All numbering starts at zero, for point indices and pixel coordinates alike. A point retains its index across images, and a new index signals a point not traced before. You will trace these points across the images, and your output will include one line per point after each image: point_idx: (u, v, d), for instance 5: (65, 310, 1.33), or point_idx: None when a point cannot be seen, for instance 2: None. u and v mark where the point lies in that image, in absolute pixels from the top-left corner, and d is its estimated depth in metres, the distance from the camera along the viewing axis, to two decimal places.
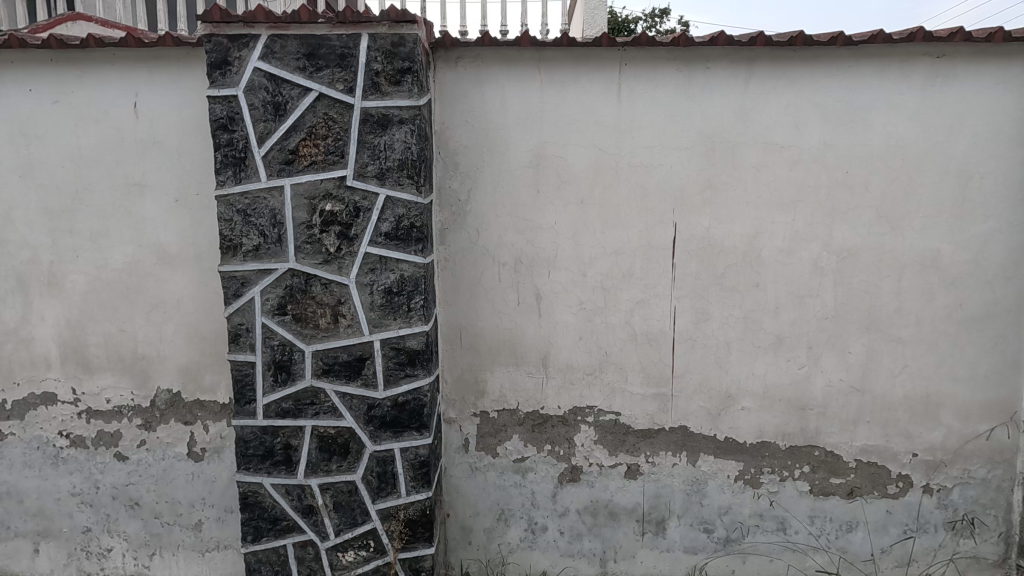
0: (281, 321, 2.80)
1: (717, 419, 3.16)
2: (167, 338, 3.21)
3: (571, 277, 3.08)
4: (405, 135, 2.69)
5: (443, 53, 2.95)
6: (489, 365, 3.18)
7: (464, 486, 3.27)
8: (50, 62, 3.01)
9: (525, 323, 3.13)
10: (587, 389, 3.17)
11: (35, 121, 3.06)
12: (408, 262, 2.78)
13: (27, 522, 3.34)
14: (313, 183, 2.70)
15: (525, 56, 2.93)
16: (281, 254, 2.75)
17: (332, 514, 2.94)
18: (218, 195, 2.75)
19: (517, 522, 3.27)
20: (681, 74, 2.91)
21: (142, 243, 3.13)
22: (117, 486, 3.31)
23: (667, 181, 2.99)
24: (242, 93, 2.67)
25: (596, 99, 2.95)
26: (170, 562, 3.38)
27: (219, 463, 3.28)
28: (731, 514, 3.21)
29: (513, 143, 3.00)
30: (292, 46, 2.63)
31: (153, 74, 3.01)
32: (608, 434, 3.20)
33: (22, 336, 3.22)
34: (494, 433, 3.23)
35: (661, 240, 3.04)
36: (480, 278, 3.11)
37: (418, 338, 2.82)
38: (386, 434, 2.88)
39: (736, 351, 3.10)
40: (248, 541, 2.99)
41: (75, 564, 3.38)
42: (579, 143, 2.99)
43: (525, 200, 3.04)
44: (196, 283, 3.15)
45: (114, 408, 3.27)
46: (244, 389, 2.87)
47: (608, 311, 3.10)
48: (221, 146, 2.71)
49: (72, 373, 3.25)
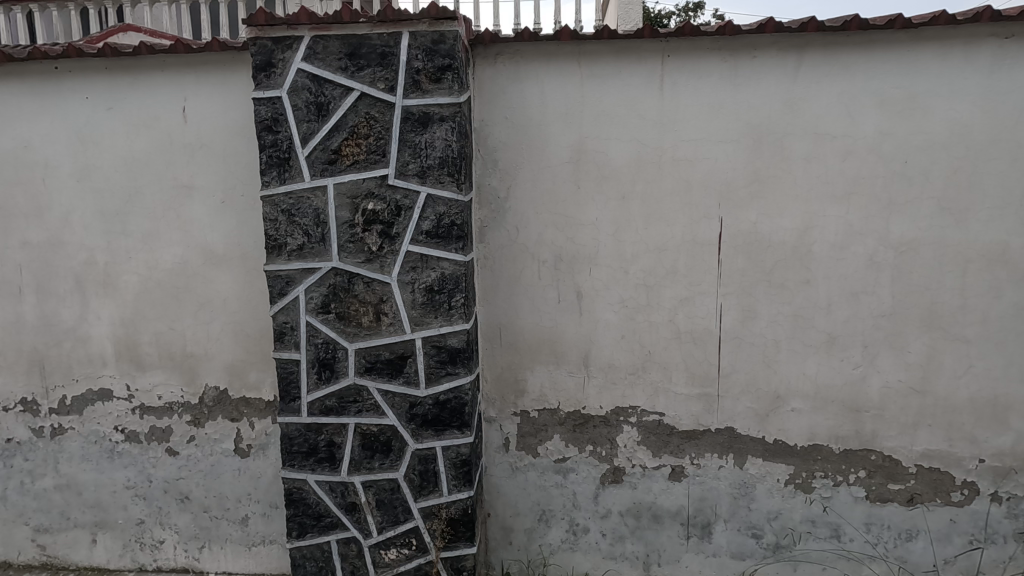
0: (325, 320, 2.83)
1: (765, 421, 3.05)
2: (214, 337, 3.28)
3: (613, 274, 3.02)
4: (445, 133, 2.68)
5: (482, 50, 2.93)
6: (529, 364, 3.15)
7: (505, 486, 3.24)
8: (104, 70, 3.12)
9: (566, 321, 3.09)
10: (629, 389, 3.11)
11: (90, 127, 3.17)
12: (449, 260, 2.78)
13: (86, 514, 3.47)
14: (355, 182, 2.72)
15: (564, 50, 2.89)
16: (325, 253, 2.78)
17: (374, 511, 2.96)
18: (263, 195, 2.79)
19: (559, 523, 3.23)
20: (727, 64, 2.82)
21: (191, 244, 3.21)
22: (169, 480, 3.41)
23: (712, 175, 2.90)
24: (286, 94, 2.70)
25: (638, 92, 2.88)
26: (218, 555, 3.46)
27: (265, 459, 3.35)
28: (781, 519, 3.09)
29: (553, 138, 2.96)
30: (334, 46, 2.65)
31: (200, 79, 3.08)
32: (651, 434, 3.12)
33: (80, 334, 3.35)
34: (535, 432, 3.19)
35: (706, 235, 2.95)
36: (520, 275, 3.08)
37: (459, 337, 2.81)
38: (428, 433, 2.88)
39: (786, 351, 2.99)
40: (293, 536, 3.03)
41: (130, 554, 3.50)
42: (620, 138, 2.92)
43: (565, 196, 2.99)
44: (242, 282, 3.21)
45: (165, 405, 3.36)
46: (288, 386, 2.91)
47: (652, 308, 3.03)
48: (266, 147, 2.76)
49: (126, 370, 3.36)
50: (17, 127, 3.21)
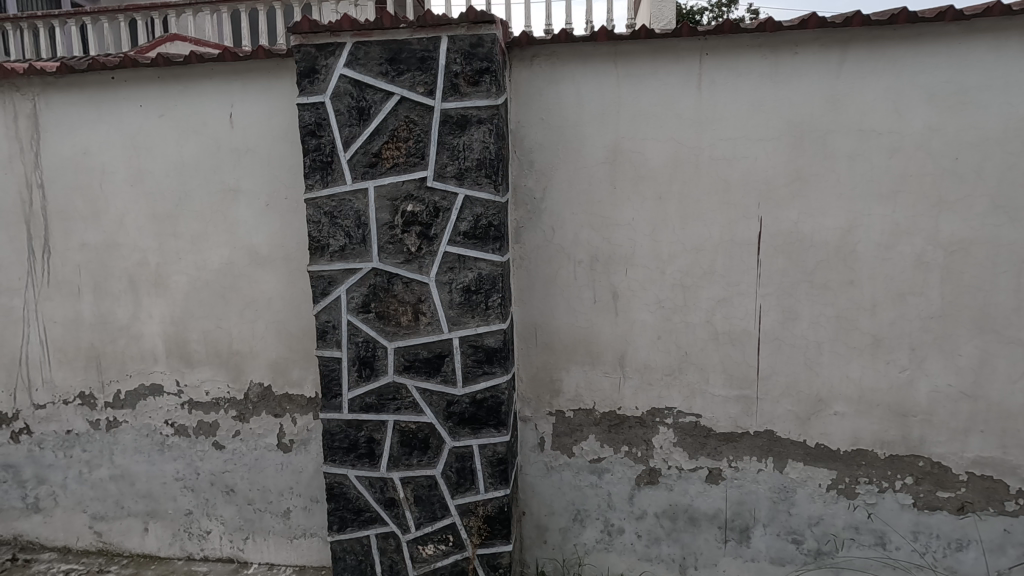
0: (366, 319, 2.90)
1: (807, 424, 2.99)
2: (259, 335, 3.40)
3: (649, 274, 3.01)
4: (483, 135, 2.72)
5: (518, 52, 2.95)
6: (565, 364, 3.16)
7: (540, 485, 3.26)
8: (157, 79, 3.26)
9: (602, 322, 3.09)
10: (665, 390, 3.09)
11: (144, 134, 3.32)
12: (486, 261, 2.81)
13: (138, 503, 3.63)
14: (395, 184, 2.78)
15: (601, 51, 2.89)
16: (366, 254, 2.85)
17: (412, 507, 3.01)
18: (307, 198, 2.87)
19: (594, 523, 3.23)
20: (767, 61, 2.78)
21: (237, 245, 3.33)
22: (215, 472, 3.54)
23: (751, 174, 2.86)
24: (329, 100, 2.78)
25: (675, 91, 2.86)
26: (261, 546, 3.57)
27: (306, 454, 3.45)
28: (823, 525, 3.02)
29: (589, 139, 2.97)
30: (375, 52, 2.71)
31: (246, 86, 3.19)
32: (687, 436, 3.10)
33: (133, 332, 3.51)
34: (570, 432, 3.20)
35: (745, 236, 2.91)
36: (556, 276, 3.10)
37: (496, 336, 2.85)
38: (465, 431, 2.93)
39: (828, 353, 2.93)
40: (334, 530, 3.10)
41: (179, 543, 3.64)
42: (657, 138, 2.91)
43: (601, 197, 3.00)
44: (285, 282, 3.32)
45: (212, 400, 3.50)
46: (330, 383, 2.99)
47: (688, 309, 3.01)
48: (309, 152, 2.84)
49: (176, 367, 3.50)
50: (76, 135, 3.39)
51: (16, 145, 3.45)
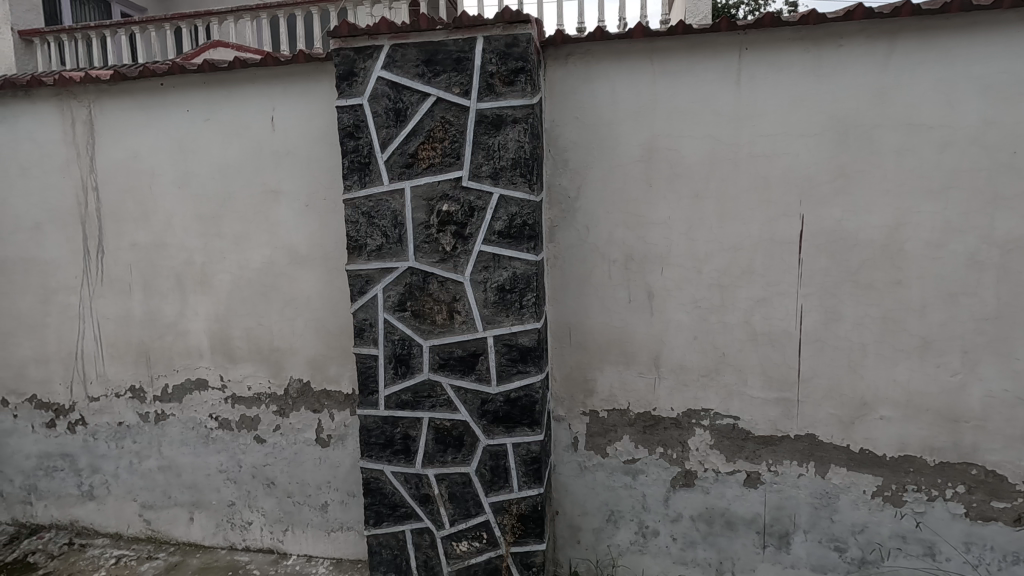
0: (402, 317, 2.94)
1: (850, 428, 2.90)
2: (298, 332, 3.49)
3: (685, 273, 2.97)
4: (518, 134, 2.73)
5: (553, 51, 2.95)
6: (598, 363, 3.14)
7: (573, 484, 3.25)
8: (203, 85, 3.38)
9: (637, 321, 3.06)
10: (702, 391, 3.04)
11: (190, 138, 3.45)
12: (521, 260, 2.82)
13: (184, 493, 3.78)
14: (431, 184, 2.82)
15: (636, 48, 2.86)
16: (402, 253, 2.89)
17: (447, 504, 3.05)
18: (345, 198, 2.93)
19: (628, 525, 3.20)
20: (809, 54, 2.70)
21: (277, 245, 3.42)
22: (257, 465, 3.65)
23: (792, 171, 2.79)
24: (366, 102, 2.83)
25: (712, 87, 2.81)
26: (300, 538, 3.67)
27: (343, 449, 3.52)
28: (868, 533, 2.93)
29: (624, 137, 2.94)
30: (411, 53, 2.75)
31: (287, 89, 3.28)
32: (725, 439, 3.04)
33: (180, 329, 3.65)
34: (604, 432, 3.18)
35: (785, 234, 2.84)
36: (590, 275, 3.08)
37: (530, 335, 2.85)
38: (499, 429, 2.94)
39: (873, 355, 2.83)
40: (370, 524, 3.16)
41: (222, 533, 3.77)
42: (694, 135, 2.86)
43: (635, 195, 2.97)
44: (323, 281, 3.40)
45: (254, 395, 3.60)
46: (367, 380, 3.04)
47: (726, 309, 2.95)
48: (348, 153, 2.90)
49: (220, 362, 3.62)
50: (128, 140, 3.54)
51: (73, 150, 3.63)
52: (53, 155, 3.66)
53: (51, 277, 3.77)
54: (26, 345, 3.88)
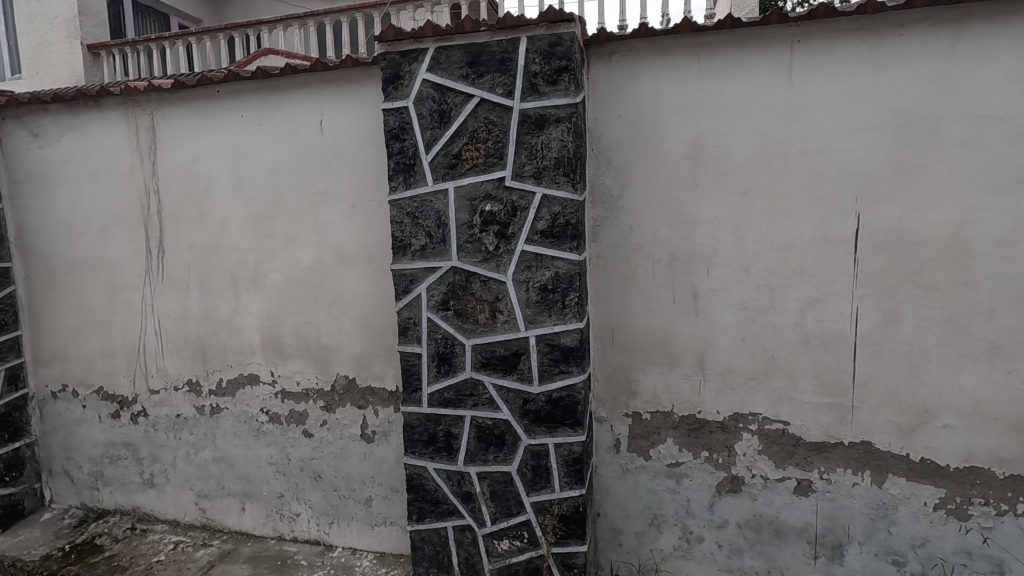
0: (445, 316, 2.98)
1: (909, 437, 2.76)
2: (344, 330, 3.58)
3: (732, 273, 2.89)
4: (562, 134, 2.72)
5: (597, 49, 2.93)
6: (641, 365, 3.10)
7: (615, 487, 3.21)
8: (256, 91, 3.51)
9: (681, 322, 3.00)
10: (749, 395, 2.96)
11: (244, 142, 3.58)
12: (564, 259, 2.81)
13: (237, 484, 3.93)
14: (475, 184, 2.84)
15: (683, 44, 2.81)
16: (445, 253, 2.93)
17: (488, 502, 3.06)
18: (390, 199, 2.99)
19: (671, 530, 3.15)
20: (867, 45, 2.59)
21: (325, 245, 3.52)
22: (304, 459, 3.76)
23: (847, 167, 2.68)
24: (412, 104, 2.88)
25: (762, 82, 2.73)
26: (345, 531, 3.77)
27: (387, 445, 3.60)
28: (929, 548, 2.78)
29: (669, 134, 2.89)
30: (456, 55, 2.78)
31: (335, 93, 3.37)
32: (774, 444, 2.94)
33: (233, 325, 3.80)
34: (646, 434, 3.13)
35: (840, 233, 2.73)
36: (633, 275, 3.04)
37: (572, 335, 2.84)
38: (541, 429, 2.94)
39: (936, 360, 2.69)
40: (413, 520, 3.21)
41: (271, 523, 3.91)
42: (743, 132, 2.79)
43: (681, 193, 2.91)
44: (369, 280, 3.48)
45: (302, 390, 3.72)
46: (410, 378, 3.09)
47: (775, 311, 2.86)
48: (393, 155, 2.95)
49: (270, 358, 3.75)
50: (186, 145, 3.71)
51: (137, 156, 3.83)
52: (119, 161, 3.87)
53: (116, 275, 3.99)
54: (95, 340, 4.12)
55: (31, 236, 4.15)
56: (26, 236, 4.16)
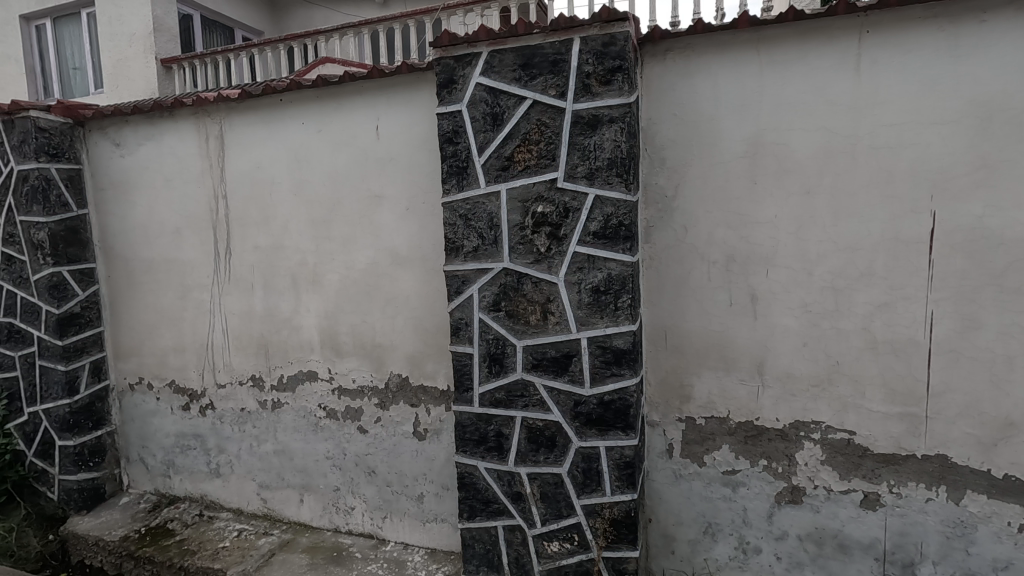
0: (496, 317, 3.00)
1: (991, 451, 2.58)
2: (398, 330, 3.67)
3: (793, 275, 2.78)
4: (615, 134, 2.70)
5: (651, 47, 2.88)
6: (696, 369, 3.02)
7: (668, 492, 3.15)
8: (316, 98, 3.65)
9: (738, 326, 2.91)
10: (811, 402, 2.83)
11: (305, 148, 3.73)
12: (617, 261, 2.78)
13: (296, 476, 4.09)
14: (527, 186, 2.85)
15: (741, 38, 2.73)
16: (497, 254, 2.95)
17: (538, 503, 3.07)
18: (444, 202, 3.04)
19: (726, 539, 3.06)
20: (944, 34, 2.45)
21: (380, 247, 3.62)
22: (359, 454, 3.88)
23: (921, 163, 2.53)
24: (465, 108, 2.92)
25: (827, 75, 2.62)
26: (397, 526, 3.86)
27: (439, 443, 3.66)
28: (1013, 571, 2.59)
29: (726, 132, 2.81)
30: (508, 58, 2.81)
31: (390, 98, 3.47)
32: (838, 455, 2.81)
33: (294, 324, 3.96)
34: (701, 440, 3.06)
35: (913, 233, 2.57)
36: (687, 277, 2.98)
37: (625, 338, 2.81)
38: (592, 432, 2.92)
39: (1021, 369, 2.50)
40: (464, 518, 3.25)
41: (328, 516, 4.05)
42: (806, 128, 2.68)
43: (739, 192, 2.82)
44: (422, 281, 3.55)
45: (358, 388, 3.83)
46: (462, 378, 3.13)
47: (840, 315, 2.73)
48: (446, 158, 3.00)
49: (328, 356, 3.89)
50: (251, 152, 3.90)
51: (207, 163, 4.06)
52: (190, 167, 4.11)
53: (188, 275, 4.24)
54: (168, 336, 4.39)
55: (112, 239, 4.46)
56: (109, 238, 4.48)
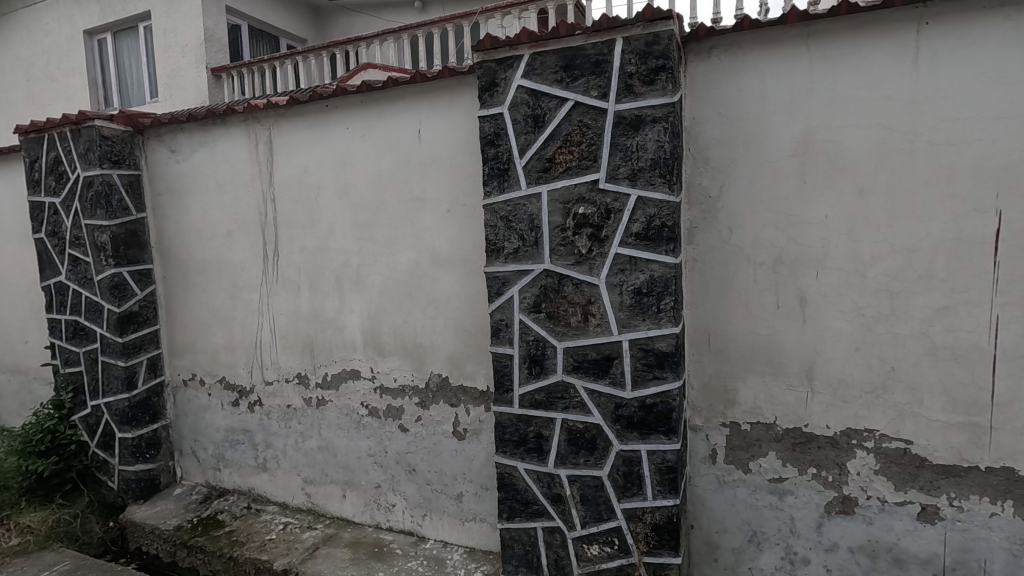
0: (537, 319, 3.00)
1: None
2: (439, 330, 3.72)
3: (846, 278, 2.68)
4: (658, 134, 2.67)
5: (695, 45, 2.84)
6: (741, 373, 2.95)
7: (711, 499, 3.08)
8: (361, 103, 3.74)
9: (786, 330, 2.83)
10: (864, 410, 2.73)
11: (349, 152, 3.83)
12: (659, 262, 2.75)
13: (339, 472, 4.20)
14: (568, 187, 2.85)
15: (791, 34, 2.66)
16: (538, 256, 2.96)
17: (578, 506, 3.05)
18: (485, 204, 3.06)
19: (773, 549, 2.97)
20: (1010, 24, 2.34)
21: (422, 248, 3.68)
22: (400, 452, 3.94)
23: (986, 160, 2.41)
24: (506, 110, 2.94)
25: (883, 70, 2.52)
26: (437, 524, 3.91)
27: (478, 443, 3.69)
28: None
29: (774, 131, 2.74)
30: (550, 60, 2.81)
31: (433, 102, 3.52)
32: (894, 465, 2.69)
33: (338, 324, 4.06)
34: (746, 446, 2.98)
35: (977, 233, 2.45)
36: (732, 279, 2.91)
37: (667, 340, 2.77)
38: (634, 435, 2.89)
39: None
40: (504, 518, 3.27)
41: (370, 512, 4.13)
42: (859, 125, 2.58)
43: (788, 192, 2.74)
44: (463, 282, 3.59)
45: (399, 387, 3.90)
46: (502, 379, 3.15)
47: (896, 319, 2.62)
48: (488, 160, 3.02)
49: (371, 355, 3.98)
50: (299, 156, 4.03)
51: (256, 168, 4.21)
52: (241, 172, 4.27)
53: (238, 276, 4.41)
54: (219, 334, 4.57)
55: (168, 241, 4.68)
56: (165, 241, 4.69)
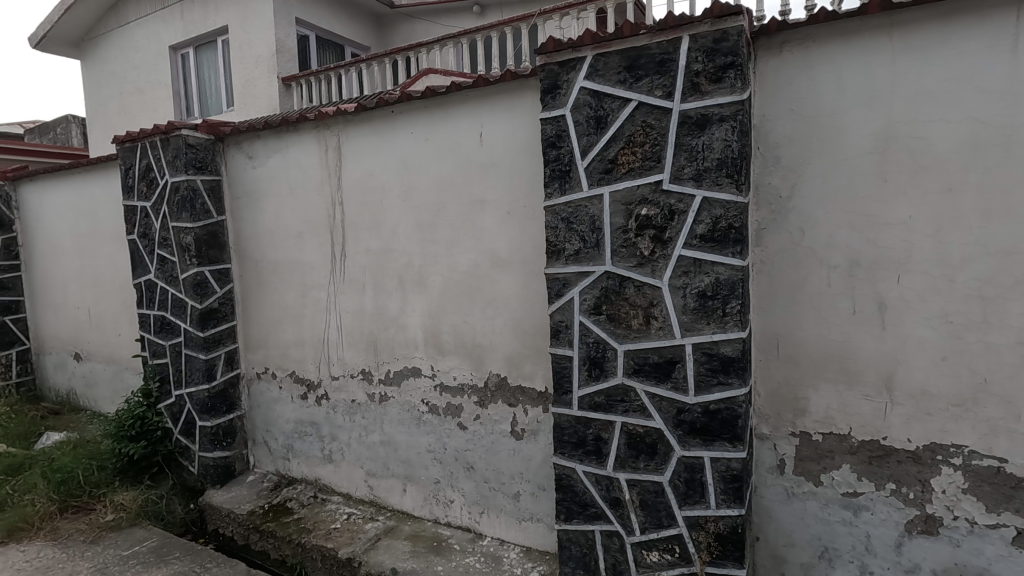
0: (597, 321, 2.99)
1: None
2: (498, 330, 3.76)
3: (931, 282, 2.52)
4: (725, 133, 2.60)
5: (765, 40, 2.74)
6: (812, 381, 2.83)
7: (778, 511, 2.97)
8: (425, 108, 3.84)
9: (862, 337, 2.69)
10: (952, 424, 2.55)
11: (413, 155, 3.94)
12: (725, 265, 2.68)
13: (400, 467, 4.32)
14: (630, 189, 2.82)
15: (871, 25, 2.52)
16: (599, 257, 2.94)
17: (638, 510, 3.01)
18: (546, 205, 3.08)
19: (846, 566, 2.83)
20: None
21: (482, 250, 3.73)
22: (459, 450, 4.02)
23: None
24: (568, 112, 2.94)
25: (976, 59, 2.35)
26: (494, 522, 3.96)
27: (536, 444, 3.71)
28: None
29: (851, 127, 2.61)
30: (613, 61, 2.80)
31: (494, 105, 3.57)
32: (985, 484, 2.50)
33: (400, 322, 4.19)
34: (817, 457, 2.85)
35: None
36: (803, 282, 2.79)
37: (733, 345, 2.69)
38: (696, 441, 2.82)
39: None
40: (561, 519, 3.27)
41: (429, 506, 4.24)
42: (948, 120, 2.42)
43: (866, 191, 2.60)
44: (521, 283, 3.62)
45: (459, 385, 3.98)
46: (562, 379, 3.15)
47: (989, 327, 2.44)
48: (549, 162, 3.04)
49: (431, 353, 4.08)
50: (365, 161, 4.18)
51: (325, 172, 4.41)
52: (311, 176, 4.49)
53: (307, 276, 4.63)
54: (290, 331, 4.81)
55: (244, 243, 4.97)
56: (241, 242, 4.99)
